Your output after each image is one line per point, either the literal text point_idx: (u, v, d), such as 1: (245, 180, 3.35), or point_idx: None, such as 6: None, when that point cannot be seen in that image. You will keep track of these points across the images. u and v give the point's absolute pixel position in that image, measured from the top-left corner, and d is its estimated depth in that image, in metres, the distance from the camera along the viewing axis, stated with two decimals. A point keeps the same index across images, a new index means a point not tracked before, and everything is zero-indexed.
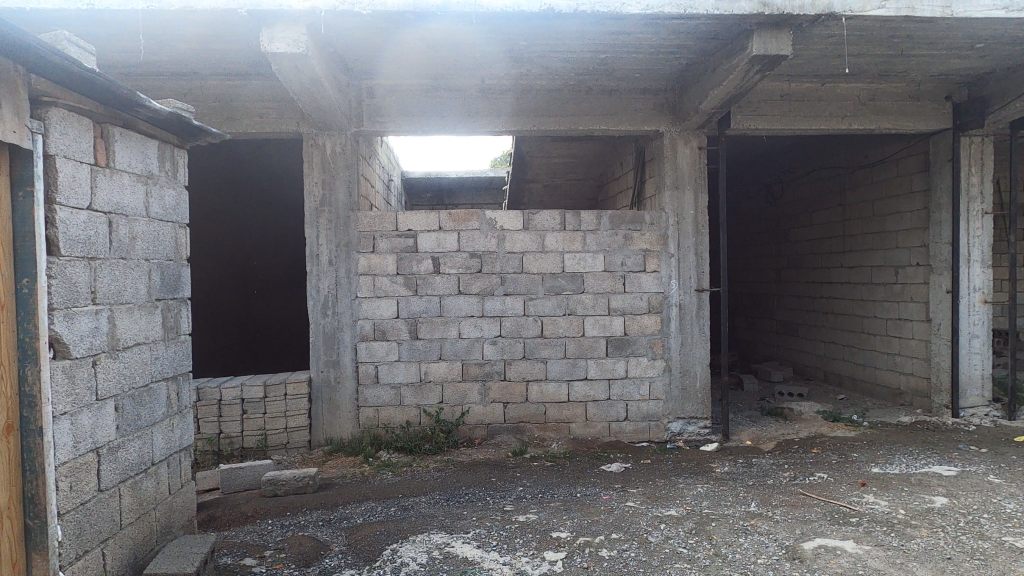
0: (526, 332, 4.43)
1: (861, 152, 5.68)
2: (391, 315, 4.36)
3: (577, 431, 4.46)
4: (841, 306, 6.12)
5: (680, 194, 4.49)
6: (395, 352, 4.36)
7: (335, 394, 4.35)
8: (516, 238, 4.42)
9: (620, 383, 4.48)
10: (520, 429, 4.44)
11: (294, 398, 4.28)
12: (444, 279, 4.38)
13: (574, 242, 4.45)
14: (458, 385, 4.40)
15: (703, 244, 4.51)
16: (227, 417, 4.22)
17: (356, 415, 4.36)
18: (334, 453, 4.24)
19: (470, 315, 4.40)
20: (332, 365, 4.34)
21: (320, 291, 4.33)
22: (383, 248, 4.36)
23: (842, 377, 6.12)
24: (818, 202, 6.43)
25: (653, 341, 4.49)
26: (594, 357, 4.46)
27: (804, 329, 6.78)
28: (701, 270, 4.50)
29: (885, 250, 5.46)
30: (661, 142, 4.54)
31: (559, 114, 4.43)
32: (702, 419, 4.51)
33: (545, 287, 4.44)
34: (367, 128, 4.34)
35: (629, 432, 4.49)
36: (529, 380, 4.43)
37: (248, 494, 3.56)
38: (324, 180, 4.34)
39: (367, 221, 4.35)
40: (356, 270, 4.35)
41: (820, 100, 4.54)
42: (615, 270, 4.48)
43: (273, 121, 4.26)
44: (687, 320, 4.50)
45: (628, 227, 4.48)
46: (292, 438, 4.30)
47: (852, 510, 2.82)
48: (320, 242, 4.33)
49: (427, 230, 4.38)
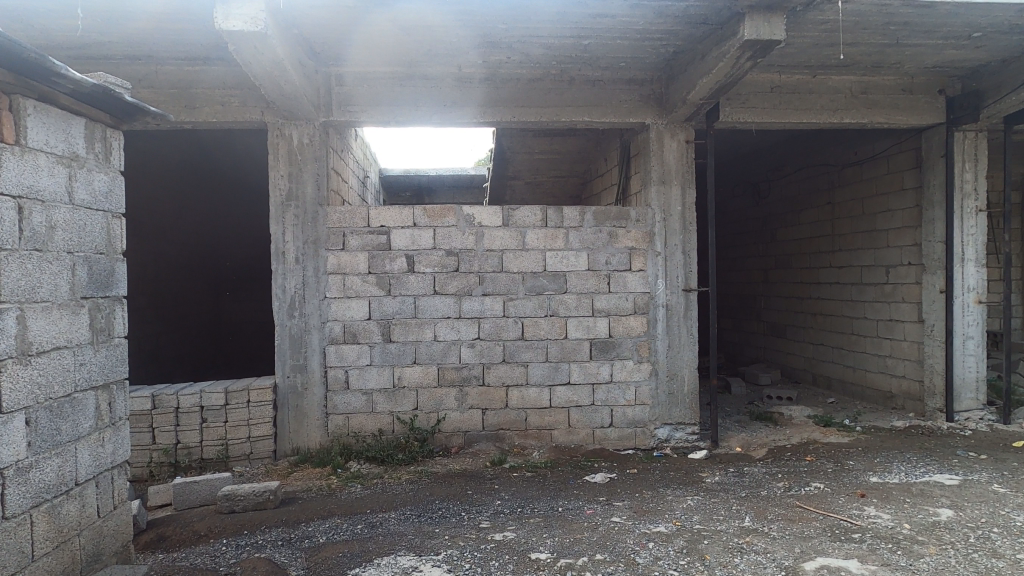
0: (506, 334, 4.20)
1: (851, 149, 5.54)
2: (362, 316, 4.11)
3: (560, 438, 4.24)
4: (830, 307, 5.96)
5: (666, 189, 4.30)
6: (367, 356, 4.11)
7: (303, 401, 4.08)
8: (495, 236, 4.19)
9: (605, 388, 4.26)
10: (500, 436, 4.21)
11: (257, 406, 4.00)
12: (419, 278, 4.14)
13: (556, 239, 4.24)
14: (434, 391, 4.16)
15: (691, 242, 4.31)
16: (185, 427, 3.93)
17: (325, 423, 4.10)
18: (301, 464, 3.97)
19: (446, 316, 4.16)
20: (300, 371, 4.08)
21: (286, 291, 4.06)
22: (354, 246, 4.11)
23: (831, 379, 5.96)
24: (806, 201, 6.28)
25: (639, 343, 4.28)
26: (577, 360, 4.24)
27: (792, 331, 6.62)
28: (689, 269, 4.31)
29: (876, 250, 5.31)
30: (647, 135, 4.34)
31: (540, 105, 4.21)
32: (690, 424, 4.31)
33: (526, 287, 4.21)
34: (337, 118, 4.08)
35: (615, 439, 4.27)
36: (509, 384, 4.20)
37: (203, 511, 3.28)
38: (290, 173, 4.08)
39: (337, 216, 4.10)
40: (325, 269, 4.09)
41: (811, 92, 4.37)
42: (599, 269, 4.27)
43: (236, 109, 3.99)
44: (674, 322, 4.30)
45: (613, 224, 4.27)
46: (256, 448, 4.02)
47: (854, 525, 2.62)
48: (286, 239, 4.06)
49: (401, 227, 4.14)
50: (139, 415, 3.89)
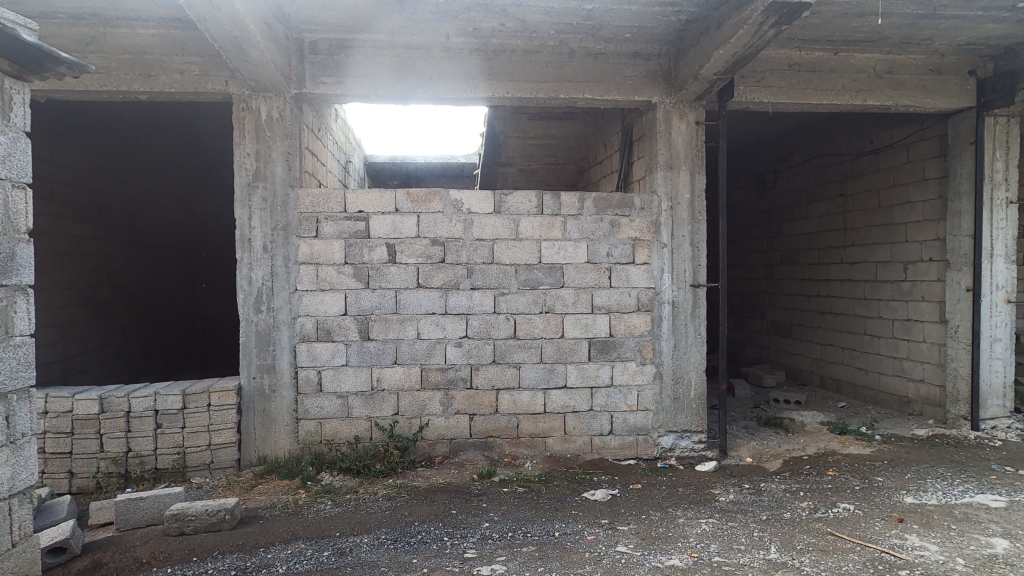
0: (497, 332, 3.81)
1: (867, 137, 5.20)
2: (337, 311, 3.71)
3: (555, 447, 3.86)
4: (841, 305, 5.61)
5: (674, 175, 3.91)
6: (343, 356, 3.71)
7: (270, 405, 3.68)
8: (486, 223, 3.80)
9: (604, 392, 3.89)
10: (489, 444, 3.83)
11: (219, 410, 3.59)
12: (401, 270, 3.74)
13: (553, 228, 3.85)
14: (417, 394, 3.77)
15: (700, 234, 3.93)
16: (137, 433, 3.51)
17: (295, 429, 3.70)
18: (267, 475, 3.57)
19: (431, 312, 3.76)
20: (267, 371, 3.67)
21: (253, 282, 3.65)
22: (329, 233, 3.70)
23: (841, 382, 5.62)
24: (816, 192, 5.93)
25: (642, 343, 3.91)
26: (574, 361, 3.87)
27: (798, 330, 6.28)
28: (698, 263, 3.92)
29: (893, 245, 4.98)
30: (654, 116, 3.96)
31: (536, 79, 3.80)
32: (696, 432, 3.95)
33: (519, 281, 3.82)
34: (311, 90, 3.67)
35: (615, 448, 3.90)
36: (499, 388, 3.82)
37: (148, 532, 2.87)
38: (258, 151, 3.65)
39: (310, 200, 3.69)
40: (296, 258, 3.69)
41: (832, 71, 4.00)
42: (600, 262, 3.88)
43: (196, 78, 3.58)
44: (681, 320, 3.92)
45: (615, 212, 3.89)
46: (218, 457, 3.61)
47: (899, 560, 2.27)
48: (253, 225, 3.65)
49: (381, 213, 3.73)
50: (85, 419, 3.48)
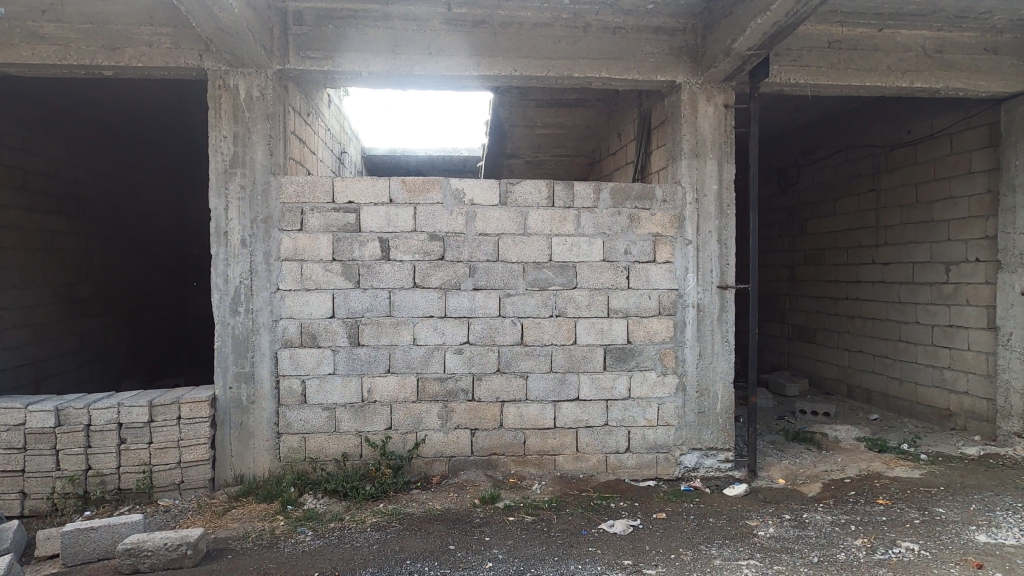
0: (502, 338, 3.42)
1: (904, 127, 4.81)
2: (323, 313, 3.32)
3: (565, 466, 3.47)
4: (872, 310, 5.20)
5: (699, 164, 3.52)
6: (329, 363, 3.32)
7: (248, 418, 3.30)
8: (490, 216, 3.41)
9: (621, 405, 3.50)
10: (492, 462, 3.44)
11: (190, 424, 3.20)
12: (395, 267, 3.35)
13: (565, 222, 3.46)
14: (412, 406, 3.38)
15: (728, 229, 3.53)
16: (99, 449, 3.13)
17: (276, 446, 3.31)
18: (243, 497, 3.18)
19: (428, 315, 3.37)
20: (245, 380, 3.29)
21: (230, 281, 3.27)
22: (315, 226, 3.32)
23: (871, 392, 5.21)
24: (844, 187, 5.53)
25: (663, 351, 3.52)
26: (587, 370, 3.47)
27: (822, 335, 5.87)
28: (726, 262, 3.52)
29: (933, 244, 4.58)
30: (677, 98, 3.56)
31: (547, 55, 3.41)
32: (723, 450, 3.56)
33: (527, 281, 3.43)
34: (295, 66, 3.28)
35: (632, 467, 3.51)
36: (504, 399, 3.43)
37: (98, 570, 2.49)
38: (235, 134, 3.26)
39: (293, 188, 3.30)
40: (277, 255, 3.30)
41: (877, 49, 3.60)
42: (617, 260, 3.49)
43: (167, 52, 3.19)
44: (707, 326, 3.52)
45: (633, 205, 3.50)
46: (188, 477, 3.22)
47: None
48: (230, 217, 3.26)
49: (373, 204, 3.34)
50: (40, 434, 3.09)
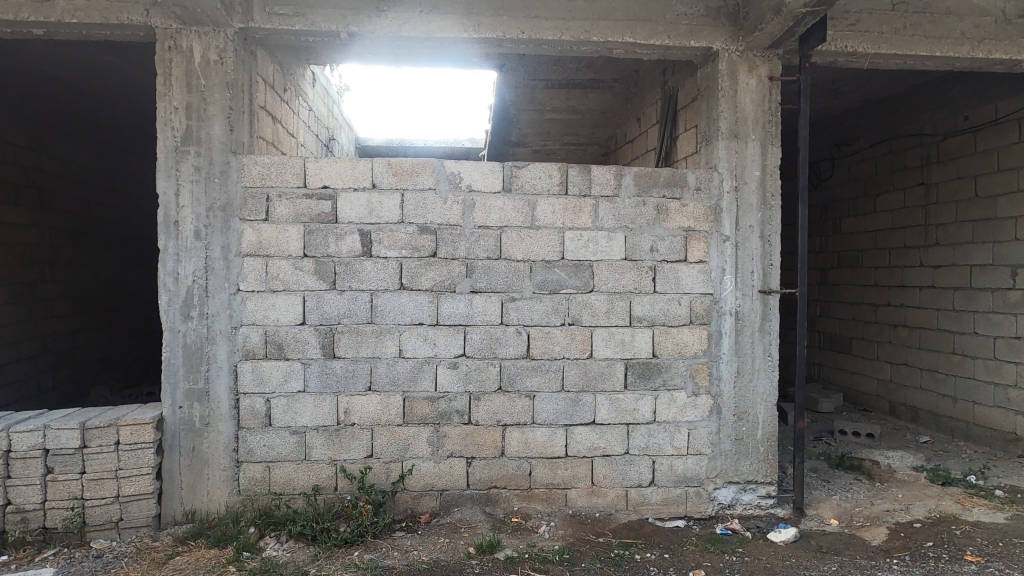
0: (504, 350, 2.88)
1: (962, 113, 4.26)
2: (292, 319, 2.79)
3: (578, 502, 2.93)
4: (919, 318, 4.65)
5: (739, 146, 2.98)
6: (299, 379, 2.80)
7: (202, 444, 2.77)
8: (491, 206, 2.87)
9: (644, 431, 2.96)
10: (492, 497, 2.90)
11: (130, 450, 2.67)
12: (378, 265, 2.82)
13: (581, 213, 2.92)
14: (397, 431, 2.85)
15: (772, 224, 2.99)
16: (19, 480, 2.60)
17: (235, 476, 2.79)
18: (192, 539, 2.65)
19: (417, 322, 2.84)
20: (198, 399, 2.76)
21: (181, 281, 2.74)
22: (283, 214, 2.79)
23: (918, 411, 4.65)
24: (887, 182, 4.98)
25: (695, 367, 2.97)
26: (604, 390, 2.94)
27: (859, 346, 5.32)
28: (770, 263, 2.98)
29: (996, 244, 4.03)
30: (714, 68, 3.02)
31: (560, 15, 2.87)
32: (764, 484, 3.02)
33: (535, 283, 2.89)
34: (261, 25, 2.77)
35: (657, 504, 2.97)
36: (506, 423, 2.89)
37: None
38: (189, 105, 2.74)
39: (258, 170, 2.77)
40: (238, 249, 2.77)
41: (949, 13, 3.04)
42: (641, 258, 2.95)
43: (108, 5, 2.68)
44: (746, 338, 2.98)
45: (661, 193, 2.96)
46: (128, 514, 2.69)
47: None
48: (181, 203, 2.74)
49: (352, 189, 2.81)
50: None
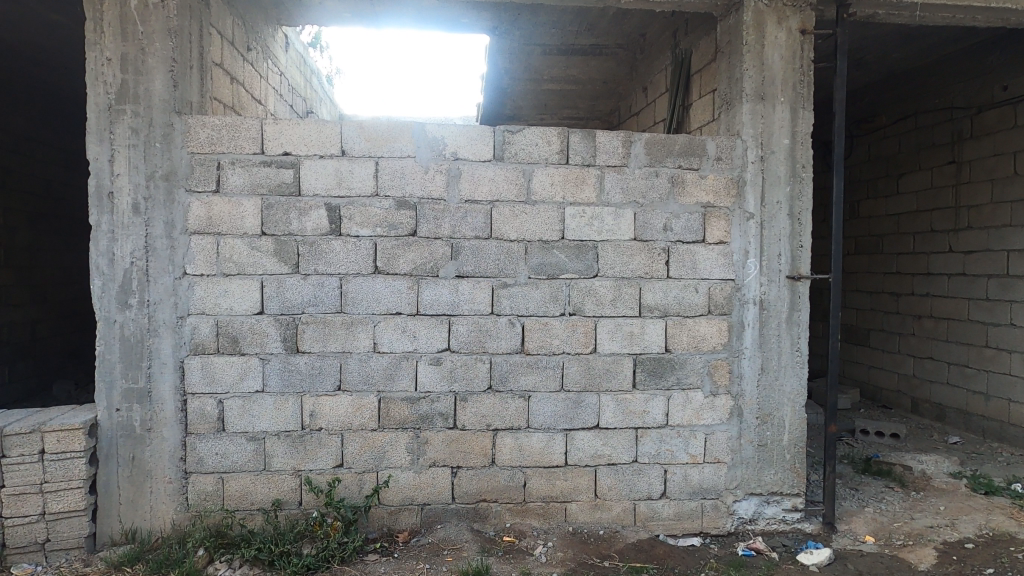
0: (494, 344, 2.50)
1: (1000, 83, 3.87)
2: (248, 308, 2.40)
3: (579, 518, 2.57)
4: (948, 308, 4.29)
5: (766, 110, 2.59)
6: (256, 377, 2.41)
7: (143, 453, 2.39)
8: (480, 176, 2.48)
9: (655, 437, 2.59)
10: (481, 512, 2.53)
11: (58, 460, 2.28)
12: (348, 245, 2.43)
13: (584, 186, 2.53)
14: (370, 437, 2.47)
15: (803, 200, 2.60)
16: None
17: (183, 490, 2.41)
18: (129, 565, 2.26)
19: (394, 312, 2.45)
20: (139, 400, 2.37)
21: (117, 262, 2.34)
22: (237, 185, 2.39)
23: (944, 409, 4.30)
24: (913, 160, 4.59)
25: (714, 364, 2.60)
26: (609, 389, 2.56)
27: (878, 338, 4.96)
28: (800, 245, 2.60)
29: None
30: (737, 20, 2.62)
31: None
32: (790, 496, 2.65)
33: (530, 267, 2.51)
34: None
35: (669, 518, 2.61)
36: (497, 428, 2.52)
37: None
38: (124, 56, 2.33)
39: (207, 134, 2.37)
40: (183, 226, 2.37)
41: None
42: (653, 239, 2.56)
43: None
44: (772, 330, 2.61)
45: (676, 163, 2.57)
46: (56, 534, 2.31)
47: None
48: (117, 172, 2.33)
49: (317, 156, 2.42)
50: None
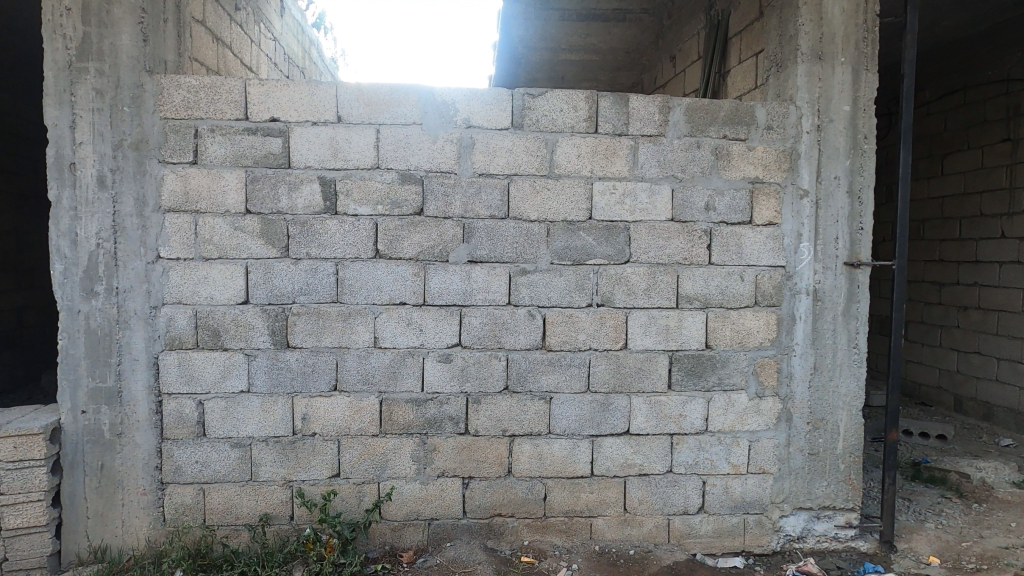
0: (512, 339, 2.19)
1: None
2: (231, 297, 2.10)
3: (606, 534, 2.28)
4: (998, 299, 3.95)
5: (824, 72, 2.26)
6: (241, 376, 2.12)
7: (113, 460, 2.11)
8: (496, 147, 2.16)
9: (692, 444, 2.29)
10: (495, 528, 2.24)
11: (15, 470, 2.00)
12: (345, 225, 2.12)
13: (615, 159, 2.21)
14: (371, 443, 2.17)
15: (864, 174, 2.27)
16: None
17: (159, 502, 2.13)
18: None
19: (397, 302, 2.15)
20: (108, 401, 2.09)
21: (80, 245, 2.05)
22: (218, 156, 2.08)
23: (992, 408, 3.98)
24: (960, 139, 4.23)
25: (760, 362, 2.29)
26: (641, 390, 2.25)
27: (917, 331, 4.63)
28: (860, 227, 2.27)
29: None
30: None
31: None
32: (844, 512, 2.35)
33: (553, 250, 2.19)
34: None
35: (708, 535, 2.31)
36: (514, 434, 2.22)
37: None
38: (87, 6, 2.02)
39: (183, 96, 2.06)
40: (156, 203, 2.07)
41: None
42: (693, 220, 2.24)
43: None
44: (827, 324, 2.29)
45: (721, 133, 2.25)
46: (15, 552, 2.04)
47: None
48: (80, 140, 2.03)
49: (310, 122, 2.11)
50: None
